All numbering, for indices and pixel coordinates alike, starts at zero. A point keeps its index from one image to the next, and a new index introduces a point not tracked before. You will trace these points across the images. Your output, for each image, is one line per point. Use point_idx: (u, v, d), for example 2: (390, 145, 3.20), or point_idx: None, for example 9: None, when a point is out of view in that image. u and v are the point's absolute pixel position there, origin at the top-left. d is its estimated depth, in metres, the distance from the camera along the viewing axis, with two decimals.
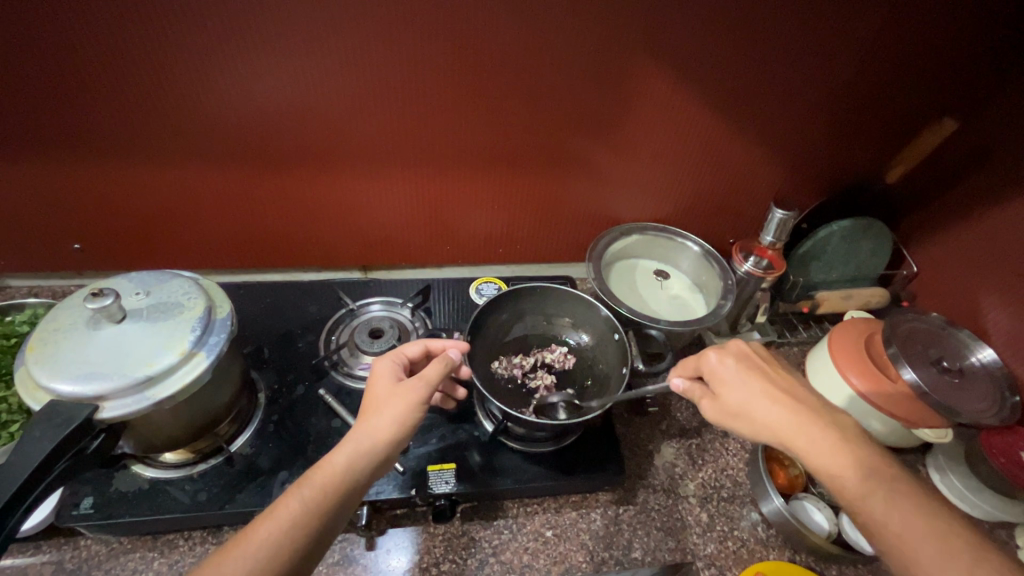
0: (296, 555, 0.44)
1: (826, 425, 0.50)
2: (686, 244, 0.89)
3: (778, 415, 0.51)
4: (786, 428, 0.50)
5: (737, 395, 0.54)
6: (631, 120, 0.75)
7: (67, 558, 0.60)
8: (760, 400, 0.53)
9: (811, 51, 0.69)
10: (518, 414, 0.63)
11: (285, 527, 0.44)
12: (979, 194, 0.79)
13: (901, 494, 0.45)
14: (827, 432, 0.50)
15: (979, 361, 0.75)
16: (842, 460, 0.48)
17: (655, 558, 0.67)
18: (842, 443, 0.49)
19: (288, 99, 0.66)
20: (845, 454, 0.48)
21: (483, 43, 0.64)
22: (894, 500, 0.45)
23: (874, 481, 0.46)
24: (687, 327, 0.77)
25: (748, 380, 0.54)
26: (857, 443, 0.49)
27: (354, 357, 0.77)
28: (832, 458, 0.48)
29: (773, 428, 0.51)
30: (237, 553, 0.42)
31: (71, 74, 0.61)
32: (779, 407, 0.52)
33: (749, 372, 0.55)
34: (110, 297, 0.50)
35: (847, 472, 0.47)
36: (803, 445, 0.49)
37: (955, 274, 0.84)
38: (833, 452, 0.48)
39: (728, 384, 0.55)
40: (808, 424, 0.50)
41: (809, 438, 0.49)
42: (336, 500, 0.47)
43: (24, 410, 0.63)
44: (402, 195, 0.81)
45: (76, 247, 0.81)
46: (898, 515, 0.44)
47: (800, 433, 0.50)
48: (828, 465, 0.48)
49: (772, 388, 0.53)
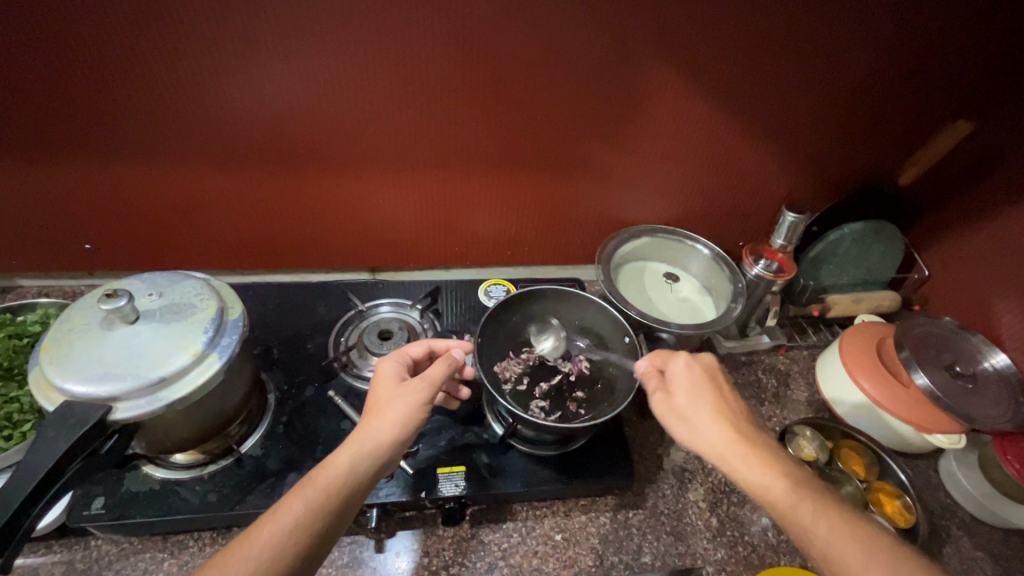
0: (302, 555, 0.44)
1: (763, 445, 0.51)
2: (695, 247, 0.88)
3: (719, 424, 0.52)
4: (723, 438, 0.51)
5: (689, 399, 0.54)
6: (641, 123, 0.75)
7: (78, 558, 0.61)
8: (706, 411, 0.53)
9: (824, 54, 0.68)
10: (526, 415, 0.63)
11: (291, 530, 0.44)
12: (993, 197, 0.78)
13: (830, 510, 0.46)
14: (763, 451, 0.50)
15: (992, 366, 0.75)
16: (771, 476, 0.48)
17: (664, 562, 0.66)
18: (774, 463, 0.49)
19: (300, 99, 0.66)
20: (777, 471, 0.48)
21: (495, 45, 0.64)
22: (820, 515, 0.46)
23: (802, 497, 0.47)
24: (697, 330, 0.76)
25: (702, 391, 0.55)
26: (791, 466, 0.50)
27: (363, 358, 0.77)
28: (761, 472, 0.48)
29: (709, 436, 0.51)
30: (242, 553, 0.42)
31: (85, 77, 0.61)
32: (722, 421, 0.52)
33: (705, 385, 0.56)
34: (125, 298, 0.50)
35: (776, 487, 0.47)
36: (736, 456, 0.50)
37: (968, 278, 0.84)
38: (762, 467, 0.49)
39: (683, 390, 0.55)
40: (745, 440, 0.51)
41: (742, 452, 0.50)
42: (341, 499, 0.47)
43: (36, 410, 0.63)
44: (412, 197, 0.81)
45: (87, 248, 0.81)
46: (824, 529, 0.45)
47: (736, 445, 0.50)
48: (757, 477, 0.48)
49: (722, 404, 0.54)
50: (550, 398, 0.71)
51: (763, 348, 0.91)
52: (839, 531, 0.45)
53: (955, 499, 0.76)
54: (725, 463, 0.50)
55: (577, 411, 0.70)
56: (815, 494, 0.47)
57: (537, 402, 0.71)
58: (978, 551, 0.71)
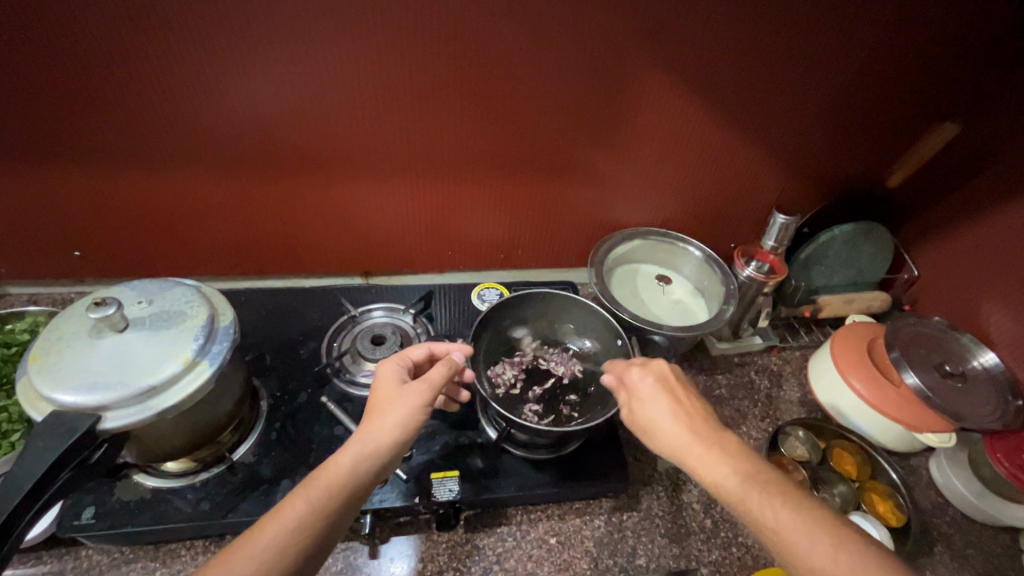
0: (303, 554, 0.43)
1: (717, 443, 0.51)
2: (687, 249, 0.88)
3: (672, 429, 0.52)
4: (678, 445, 0.51)
5: (645, 410, 0.55)
6: (632, 126, 0.75)
7: (69, 569, 0.60)
8: (661, 418, 0.54)
9: (812, 57, 0.69)
10: (522, 421, 0.63)
11: (293, 529, 0.44)
12: (980, 197, 0.79)
13: (778, 500, 0.45)
14: (714, 449, 0.50)
15: (981, 365, 0.75)
16: (723, 475, 0.48)
17: (659, 564, 0.66)
18: (728, 459, 0.49)
19: (292, 104, 0.66)
20: (728, 468, 0.48)
21: (486, 50, 0.64)
22: (768, 506, 0.45)
23: (750, 491, 0.46)
24: (690, 333, 0.76)
25: (654, 399, 0.55)
26: (744, 460, 0.49)
27: (356, 363, 0.77)
28: (715, 473, 0.48)
29: (667, 444, 0.52)
30: (244, 552, 0.42)
31: (72, 83, 0.61)
32: (675, 426, 0.53)
33: (658, 391, 0.56)
34: (113, 306, 0.49)
35: (728, 485, 0.47)
36: (693, 459, 0.50)
37: (957, 278, 0.84)
38: (716, 466, 0.49)
39: (639, 400, 0.56)
40: (700, 441, 0.51)
41: (696, 455, 0.50)
42: (342, 500, 0.47)
43: (25, 419, 0.62)
44: (404, 202, 0.81)
45: (77, 255, 0.81)
46: (774, 521, 0.44)
47: (690, 449, 0.50)
48: (712, 478, 0.48)
49: (676, 408, 0.54)
50: (544, 401, 0.72)
51: (756, 349, 0.91)
52: (787, 521, 0.44)
53: (946, 497, 0.77)
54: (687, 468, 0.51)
55: (570, 413, 0.71)
56: (765, 486, 0.46)
57: (531, 407, 0.71)
58: (969, 549, 0.71)
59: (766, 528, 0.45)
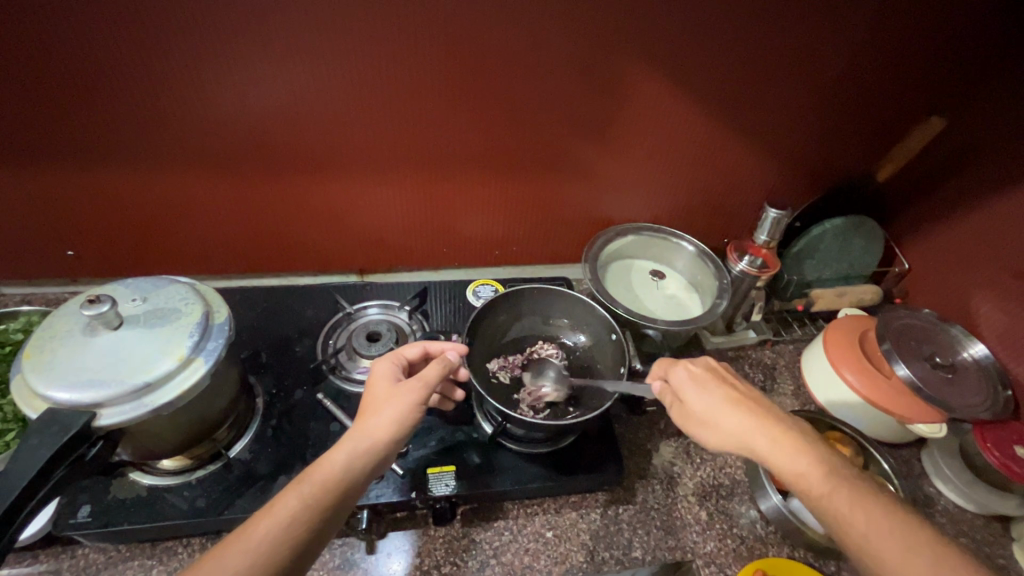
0: (296, 550, 0.44)
1: (789, 432, 0.52)
2: (681, 244, 0.89)
3: (741, 420, 0.53)
4: (748, 430, 0.52)
5: (703, 402, 0.55)
6: (624, 122, 0.75)
7: (65, 567, 0.60)
8: (723, 408, 0.54)
9: (801, 53, 0.70)
10: (516, 414, 0.63)
11: (286, 525, 0.44)
12: (968, 190, 0.80)
13: (864, 497, 0.47)
14: (790, 438, 0.51)
15: (971, 356, 0.76)
16: (805, 465, 0.49)
17: (654, 557, 0.67)
18: (802, 449, 0.50)
19: (284, 102, 0.66)
20: (809, 459, 0.49)
21: (477, 46, 0.64)
22: (856, 501, 0.46)
23: (836, 484, 0.48)
24: (682, 326, 0.77)
25: (713, 389, 0.56)
26: (821, 452, 0.50)
27: (352, 360, 0.77)
28: (795, 459, 0.49)
29: (736, 433, 0.52)
30: (238, 546, 0.42)
31: (63, 81, 0.60)
32: (742, 415, 0.53)
33: (713, 381, 0.57)
34: (107, 303, 0.49)
35: (812, 475, 0.48)
36: (767, 444, 0.51)
37: (947, 270, 0.85)
38: (796, 454, 0.50)
39: (696, 393, 0.56)
40: (765, 427, 0.52)
41: (771, 441, 0.51)
42: (333, 498, 0.47)
43: (20, 419, 0.62)
44: (398, 199, 0.81)
45: (70, 254, 0.81)
46: (862, 516, 0.46)
47: (763, 439, 0.51)
48: (791, 468, 0.49)
49: (736, 397, 0.55)
50: (540, 396, 0.72)
51: (750, 343, 0.92)
52: (878, 520, 0.45)
53: (937, 487, 0.78)
54: (757, 456, 0.51)
55: (565, 408, 0.72)
56: (849, 481, 0.48)
57: (528, 400, 0.71)
58: (961, 538, 0.72)
59: (836, 514, 0.46)
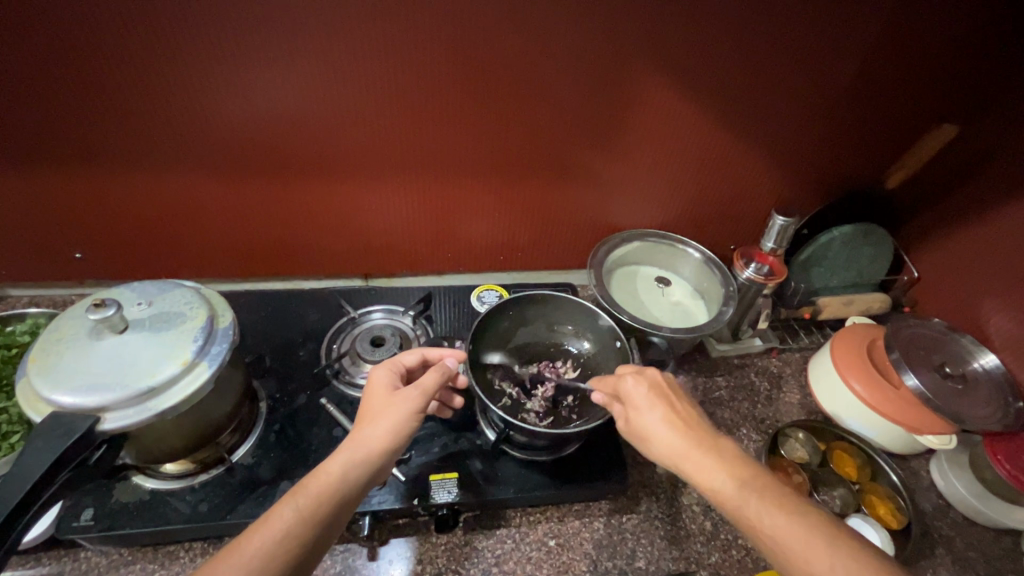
0: (290, 564, 0.43)
1: (714, 449, 0.51)
2: (686, 251, 0.89)
3: (670, 437, 0.53)
4: (676, 449, 0.52)
5: (639, 419, 0.55)
6: (630, 128, 0.75)
7: (67, 570, 0.60)
8: (655, 425, 0.54)
9: (810, 59, 0.69)
10: (520, 422, 0.63)
11: (280, 538, 0.43)
12: (979, 198, 0.79)
13: (778, 506, 0.46)
14: (711, 456, 0.50)
15: (982, 367, 0.75)
16: (723, 481, 0.48)
17: (658, 567, 0.66)
18: (724, 465, 0.49)
19: (291, 106, 0.66)
20: (728, 474, 0.49)
21: (485, 52, 0.64)
22: (767, 511, 0.46)
23: (749, 497, 0.47)
24: (689, 334, 0.77)
25: (649, 405, 0.55)
26: (743, 466, 0.49)
27: (355, 365, 0.77)
28: (713, 476, 0.49)
29: (665, 451, 0.52)
30: (230, 561, 0.41)
31: (71, 84, 0.61)
32: (672, 432, 0.53)
33: (654, 398, 0.56)
34: (113, 307, 0.50)
35: (727, 491, 0.48)
36: (691, 462, 0.51)
37: (957, 279, 0.84)
38: (715, 470, 0.49)
39: (635, 408, 0.56)
40: (699, 448, 0.51)
41: (694, 460, 0.51)
42: (329, 507, 0.46)
43: (25, 421, 0.63)
44: (403, 203, 0.81)
45: (77, 256, 0.81)
46: (772, 526, 0.45)
47: (687, 457, 0.51)
48: (710, 484, 0.49)
49: (671, 413, 0.54)
50: (545, 403, 0.72)
51: (756, 351, 0.91)
52: (791, 528, 0.44)
53: (946, 500, 0.76)
54: (683, 473, 0.51)
55: (569, 415, 0.71)
56: (763, 493, 0.47)
57: (533, 409, 0.71)
58: (969, 552, 0.71)
59: (764, 533, 0.45)
